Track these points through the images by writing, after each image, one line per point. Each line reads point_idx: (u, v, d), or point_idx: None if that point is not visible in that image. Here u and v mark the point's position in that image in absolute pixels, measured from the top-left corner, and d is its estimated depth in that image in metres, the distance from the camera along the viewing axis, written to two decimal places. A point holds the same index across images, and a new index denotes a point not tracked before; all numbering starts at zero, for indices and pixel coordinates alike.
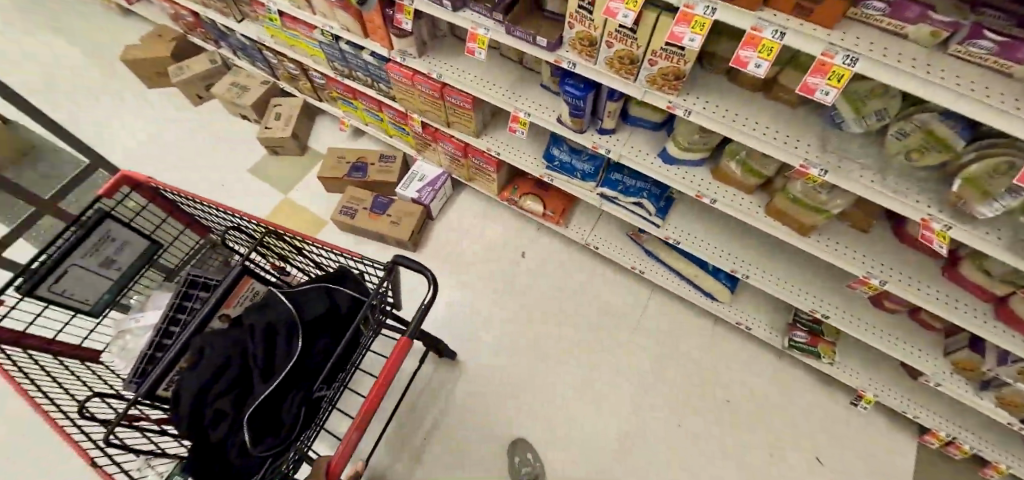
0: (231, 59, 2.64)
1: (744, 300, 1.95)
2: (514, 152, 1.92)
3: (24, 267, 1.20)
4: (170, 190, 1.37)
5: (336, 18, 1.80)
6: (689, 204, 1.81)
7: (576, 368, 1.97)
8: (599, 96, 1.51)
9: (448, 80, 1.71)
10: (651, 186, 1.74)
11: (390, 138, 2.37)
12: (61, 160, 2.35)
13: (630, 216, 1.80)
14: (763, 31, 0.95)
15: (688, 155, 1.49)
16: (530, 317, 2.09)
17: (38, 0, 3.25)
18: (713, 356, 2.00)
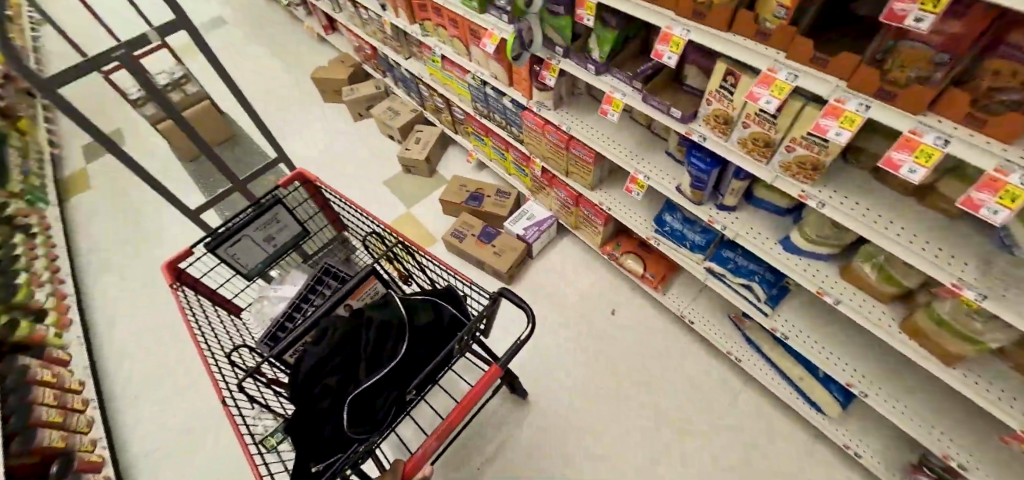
0: (392, 87, 3.09)
1: (855, 421, 1.71)
2: (625, 210, 1.96)
3: (214, 229, 1.51)
4: (329, 190, 1.63)
5: (488, 66, 2.04)
6: (807, 300, 1.68)
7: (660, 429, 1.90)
8: (725, 173, 1.50)
9: (576, 134, 1.84)
10: (765, 270, 1.64)
11: (509, 176, 2.57)
12: (252, 150, 2.90)
13: (736, 297, 1.73)
14: (923, 136, 0.91)
15: (815, 248, 1.41)
16: (610, 376, 2.04)
17: (264, 26, 4.14)
18: (808, 476, 1.76)
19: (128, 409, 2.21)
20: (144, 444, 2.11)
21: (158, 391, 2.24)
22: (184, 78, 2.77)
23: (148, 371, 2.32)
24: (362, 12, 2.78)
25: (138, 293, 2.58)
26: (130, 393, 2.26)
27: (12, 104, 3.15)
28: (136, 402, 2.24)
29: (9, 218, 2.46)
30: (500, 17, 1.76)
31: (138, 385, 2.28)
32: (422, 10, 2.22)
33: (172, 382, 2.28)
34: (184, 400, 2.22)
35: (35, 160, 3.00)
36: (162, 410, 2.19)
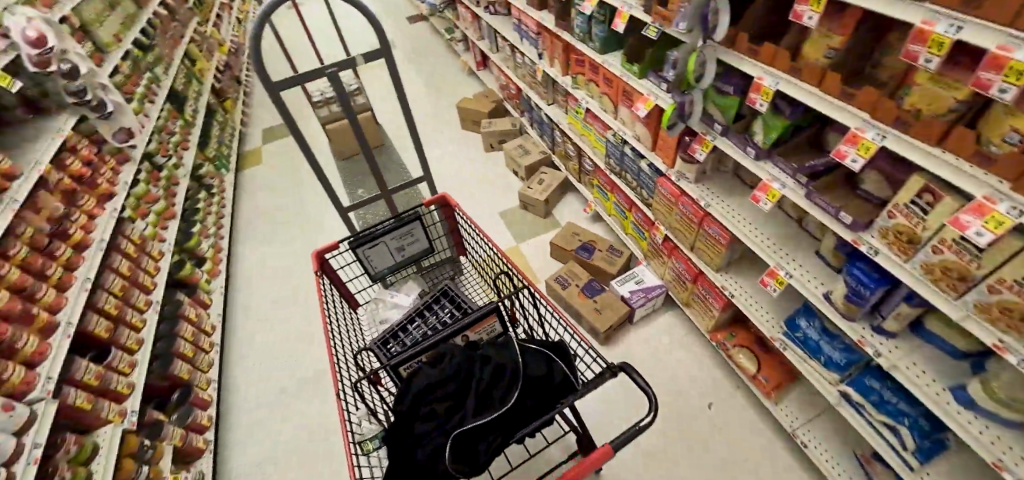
0: (527, 127, 3.27)
1: None
2: (751, 302, 1.82)
3: (360, 231, 1.67)
4: (464, 217, 1.73)
5: (632, 127, 2.06)
6: (973, 467, 1.37)
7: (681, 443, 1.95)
8: (890, 294, 1.33)
9: (714, 211, 1.78)
10: (922, 416, 1.38)
11: (624, 235, 2.55)
12: (394, 160, 3.21)
13: (875, 436, 1.48)
14: (996, 203, 0.93)
15: (1001, 411, 1.15)
16: (664, 434, 1.98)
17: (426, 54, 4.66)
18: None
19: (247, 365, 2.45)
20: (249, 402, 2.30)
21: (265, 357, 2.48)
22: (357, 89, 3.19)
23: (271, 336, 2.57)
24: (518, 57, 2.99)
25: (276, 264, 2.95)
26: (253, 352, 2.51)
27: (226, 88, 3.86)
28: (255, 361, 2.48)
29: (200, 177, 2.96)
30: (659, 85, 1.79)
31: (263, 346, 2.53)
32: (578, 65, 2.32)
33: (298, 351, 2.48)
34: (294, 371, 2.40)
35: (229, 134, 3.61)
36: (268, 375, 2.40)
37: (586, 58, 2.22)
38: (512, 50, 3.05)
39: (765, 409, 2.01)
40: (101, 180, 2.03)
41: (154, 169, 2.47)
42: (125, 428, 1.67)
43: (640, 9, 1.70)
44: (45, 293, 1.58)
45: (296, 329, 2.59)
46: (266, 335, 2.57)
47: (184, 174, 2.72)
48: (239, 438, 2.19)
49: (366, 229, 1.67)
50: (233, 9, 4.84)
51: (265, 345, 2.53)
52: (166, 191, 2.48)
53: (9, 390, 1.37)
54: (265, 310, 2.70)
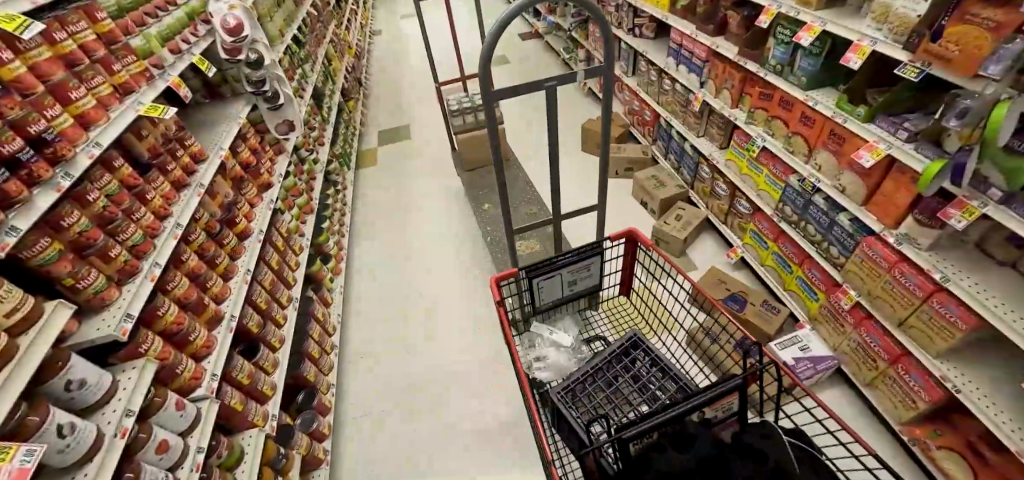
0: (660, 158, 3.09)
1: None
2: (985, 401, 1.49)
3: (538, 260, 1.52)
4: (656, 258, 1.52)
5: (833, 176, 1.81)
6: None
7: None
8: None
9: (953, 286, 1.47)
10: None
11: (783, 291, 2.28)
12: (518, 175, 3.05)
13: None
14: None
15: None
16: None
17: (539, 71, 4.60)
18: None
19: (363, 366, 2.40)
20: (369, 407, 2.21)
21: (379, 360, 2.42)
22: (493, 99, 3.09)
23: (373, 331, 2.57)
24: (665, 83, 2.80)
25: (391, 267, 2.94)
26: (374, 353, 2.45)
27: (351, 88, 3.95)
28: (371, 364, 2.40)
29: (329, 173, 2.98)
30: (894, 131, 1.55)
31: (365, 340, 2.52)
32: (762, 101, 2.08)
33: (427, 357, 2.38)
34: (406, 371, 2.34)
35: (351, 134, 3.67)
36: (385, 380, 2.32)
37: (778, 94, 1.97)
38: (658, 76, 2.87)
39: None
40: (263, 169, 2.01)
41: (299, 162, 2.47)
42: (267, 433, 1.56)
43: (895, 45, 1.45)
44: (214, 281, 1.50)
45: (415, 337, 2.50)
46: (385, 338, 2.52)
47: (320, 170, 2.72)
48: (354, 440, 2.10)
49: (546, 258, 1.51)
50: (359, 16, 5.04)
51: (383, 348, 2.48)
52: (307, 185, 2.47)
53: (180, 385, 1.26)
54: (380, 313, 2.67)
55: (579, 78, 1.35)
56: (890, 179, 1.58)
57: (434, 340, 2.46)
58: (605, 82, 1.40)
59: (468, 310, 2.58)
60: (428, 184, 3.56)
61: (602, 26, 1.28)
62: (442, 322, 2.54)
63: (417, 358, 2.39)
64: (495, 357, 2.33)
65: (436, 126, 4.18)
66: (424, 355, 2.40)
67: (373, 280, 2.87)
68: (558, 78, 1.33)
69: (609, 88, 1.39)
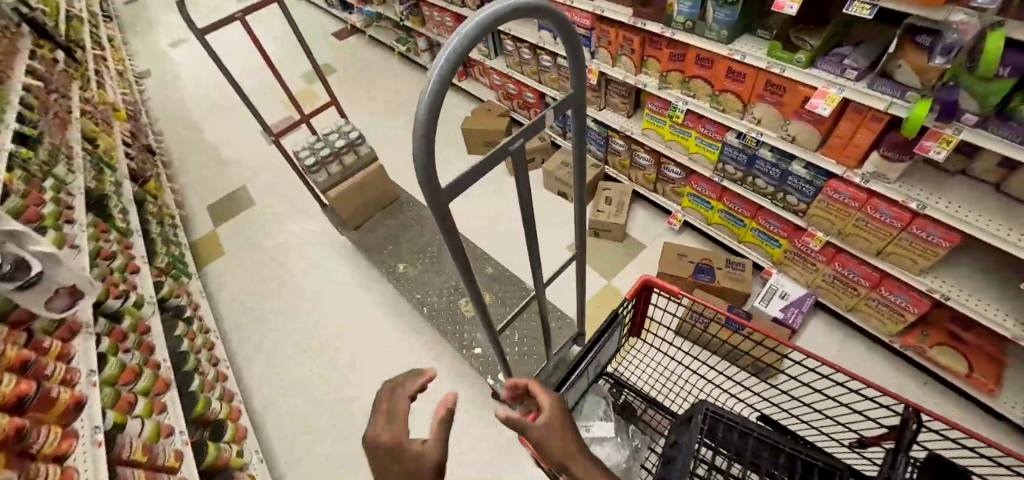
0: (559, 139, 2.80)
1: None
2: (972, 300, 1.56)
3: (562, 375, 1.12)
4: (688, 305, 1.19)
5: (777, 127, 1.69)
6: None
7: None
8: None
9: (934, 212, 1.46)
10: None
11: (740, 244, 2.23)
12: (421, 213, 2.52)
13: None
14: None
15: None
16: None
17: (374, 72, 3.92)
18: None
19: (274, 408, 2.18)
20: (289, 453, 2.04)
21: (297, 409, 2.16)
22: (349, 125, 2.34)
23: (281, 369, 2.31)
24: (543, 59, 2.45)
25: (300, 303, 2.56)
26: (287, 403, 2.19)
27: (140, 164, 2.88)
28: (283, 409, 2.18)
29: (165, 300, 2.12)
30: (840, 72, 1.43)
31: (273, 382, 2.28)
32: (675, 62, 1.86)
33: (358, 410, 2.13)
34: (332, 428, 2.09)
35: (169, 227, 2.70)
36: (305, 430, 2.10)
37: (693, 51, 1.77)
38: (531, 54, 2.51)
39: (965, 401, 1.83)
40: (57, 384, 1.21)
41: (114, 322, 1.63)
42: None
43: None
44: None
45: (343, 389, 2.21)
46: (307, 391, 2.23)
47: (151, 311, 1.87)
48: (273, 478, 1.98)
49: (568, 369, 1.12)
50: (108, 57, 3.69)
51: (300, 397, 2.21)
52: (143, 349, 1.65)
53: None
54: (296, 357, 2.34)
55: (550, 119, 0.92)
56: (846, 122, 1.49)
57: (361, 384, 2.21)
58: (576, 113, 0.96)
59: (402, 369, 2.21)
60: (299, 255, 2.78)
61: (568, 43, 0.84)
62: (371, 370, 2.24)
63: (347, 415, 2.12)
64: (492, 437, 1.97)
65: (280, 174, 3.30)
66: (357, 411, 2.13)
67: (276, 323, 2.49)
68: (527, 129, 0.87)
69: (582, 123, 0.98)
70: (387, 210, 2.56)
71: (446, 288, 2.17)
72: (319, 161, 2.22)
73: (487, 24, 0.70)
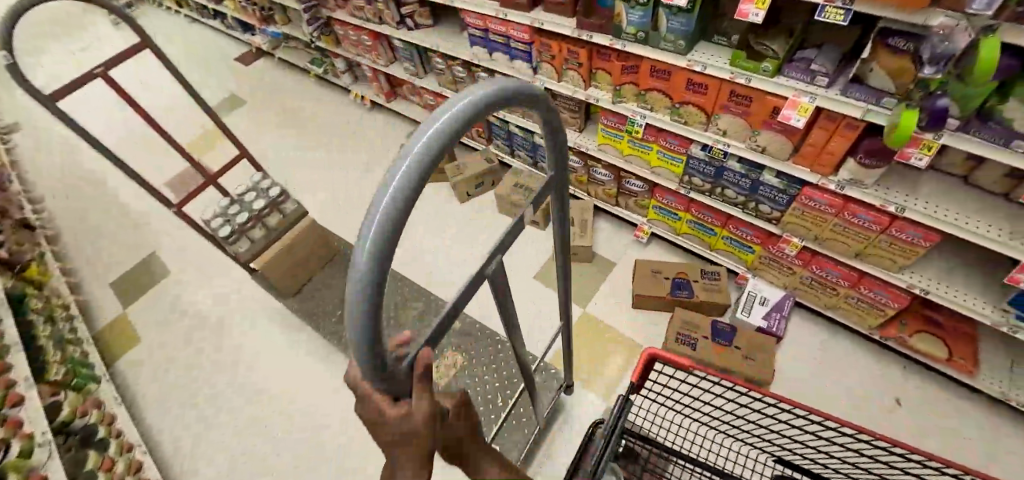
0: (507, 158, 2.59)
1: None
2: (952, 292, 1.54)
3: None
4: (700, 373, 1.07)
5: (745, 138, 1.58)
6: None
7: (942, 447, 1.73)
8: None
9: (913, 214, 1.40)
10: None
11: (712, 252, 2.14)
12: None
13: None
14: None
15: None
16: (947, 445, 1.73)
17: (289, 98, 3.51)
18: None
19: (223, 454, 2.02)
20: None
21: (252, 453, 2.00)
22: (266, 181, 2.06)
23: (229, 413, 2.12)
24: (479, 76, 2.21)
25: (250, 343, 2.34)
26: (239, 448, 2.03)
27: (13, 247, 2.36)
28: (232, 452, 2.02)
29: (66, 423, 1.71)
30: (810, 79, 1.32)
31: (219, 428, 2.09)
32: (628, 75, 1.70)
33: (323, 447, 1.99)
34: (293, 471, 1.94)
35: (62, 321, 2.23)
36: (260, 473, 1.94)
37: (647, 63, 1.61)
38: (466, 72, 2.26)
39: (942, 380, 1.86)
40: None
41: None
42: None
43: None
44: None
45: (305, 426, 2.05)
46: (261, 432, 2.06)
47: None
48: None
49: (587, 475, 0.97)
50: None
51: (255, 438, 2.04)
52: None
53: None
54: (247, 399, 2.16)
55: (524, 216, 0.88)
56: (820, 131, 1.39)
57: (322, 419, 2.06)
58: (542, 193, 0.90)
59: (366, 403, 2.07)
60: (229, 324, 2.44)
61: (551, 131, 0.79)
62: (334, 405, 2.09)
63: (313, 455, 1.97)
64: None
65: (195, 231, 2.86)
66: (323, 448, 1.99)
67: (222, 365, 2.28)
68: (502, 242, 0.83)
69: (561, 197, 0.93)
70: (330, 267, 2.34)
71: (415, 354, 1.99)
72: (236, 230, 1.93)
73: (427, 167, 0.54)
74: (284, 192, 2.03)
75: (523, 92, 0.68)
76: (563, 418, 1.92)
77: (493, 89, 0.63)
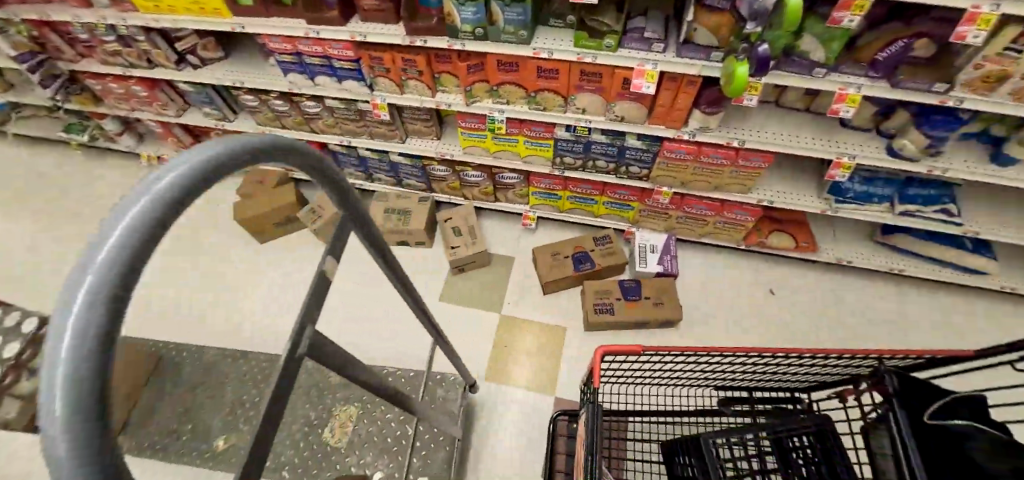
0: (365, 184, 2.32)
1: (1007, 266, 1.99)
2: (788, 196, 1.83)
3: None
4: (654, 351, 1.08)
5: (606, 111, 1.61)
6: (975, 189, 1.79)
7: (811, 317, 2.09)
8: (917, 125, 1.48)
9: (752, 143, 1.59)
10: (946, 187, 1.72)
11: (597, 220, 2.22)
12: (208, 362, 1.89)
13: (932, 224, 1.75)
14: (849, 89, 1.36)
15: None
16: (813, 313, 2.10)
17: (47, 183, 2.65)
18: (989, 323, 2.03)
19: None
20: None
21: None
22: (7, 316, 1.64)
23: None
24: (305, 105, 1.90)
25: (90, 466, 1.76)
26: None
27: None
28: None
29: None
30: (648, 47, 1.37)
31: None
32: (475, 74, 1.60)
33: None
34: None
35: None
36: None
37: (492, 57, 1.53)
38: (287, 103, 1.92)
39: (794, 264, 2.23)
40: None
41: None
42: None
43: None
44: None
45: None
46: None
47: None
48: None
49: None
50: None
51: None
52: None
53: None
54: None
55: (326, 264, 0.72)
56: (668, 91, 1.48)
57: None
58: (335, 233, 0.76)
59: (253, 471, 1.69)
60: None
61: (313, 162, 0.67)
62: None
63: None
64: None
65: None
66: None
67: None
68: (310, 307, 0.66)
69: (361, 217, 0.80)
70: (149, 386, 1.83)
71: (299, 428, 1.71)
72: None
73: (137, 256, 0.38)
74: (44, 321, 1.64)
75: (245, 146, 0.52)
76: (517, 430, 1.86)
77: (197, 158, 0.46)
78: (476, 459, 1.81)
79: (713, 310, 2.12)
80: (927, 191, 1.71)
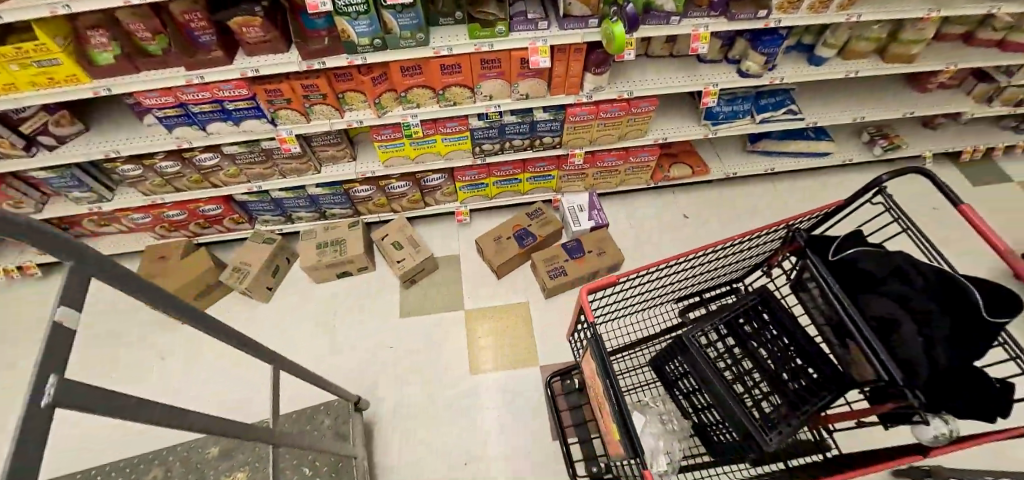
0: (286, 226, 2.21)
1: (840, 144, 2.52)
2: (676, 130, 2.12)
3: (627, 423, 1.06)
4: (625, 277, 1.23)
5: (512, 91, 1.74)
6: (804, 90, 2.24)
7: (719, 226, 2.45)
8: (752, 47, 1.83)
9: (639, 92, 1.84)
10: (784, 93, 2.13)
11: (526, 197, 2.36)
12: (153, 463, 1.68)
13: (784, 124, 2.15)
14: (700, 28, 1.63)
15: (828, 51, 1.89)
16: (719, 223, 2.46)
17: None
18: (840, 191, 2.56)
19: None
20: None
21: None
22: None
23: None
24: (199, 159, 1.76)
25: None
26: None
27: None
28: None
29: None
30: (535, 26, 1.51)
31: None
32: (381, 84, 1.63)
33: None
34: None
35: None
36: None
37: (394, 64, 1.57)
38: (175, 162, 1.76)
39: (694, 187, 2.58)
40: None
41: None
42: None
43: None
44: None
45: None
46: None
47: None
48: None
49: (627, 414, 1.06)
50: None
51: None
52: None
53: None
54: None
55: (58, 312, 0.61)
56: (560, 61, 1.65)
57: None
58: (68, 282, 0.64)
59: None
60: None
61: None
62: None
63: None
64: None
65: None
66: None
67: None
68: (46, 355, 0.57)
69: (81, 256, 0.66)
70: None
71: None
72: None
73: None
74: None
75: None
76: (512, 407, 1.94)
77: None
78: (483, 448, 1.85)
79: (643, 245, 2.38)
80: (773, 99, 2.11)
